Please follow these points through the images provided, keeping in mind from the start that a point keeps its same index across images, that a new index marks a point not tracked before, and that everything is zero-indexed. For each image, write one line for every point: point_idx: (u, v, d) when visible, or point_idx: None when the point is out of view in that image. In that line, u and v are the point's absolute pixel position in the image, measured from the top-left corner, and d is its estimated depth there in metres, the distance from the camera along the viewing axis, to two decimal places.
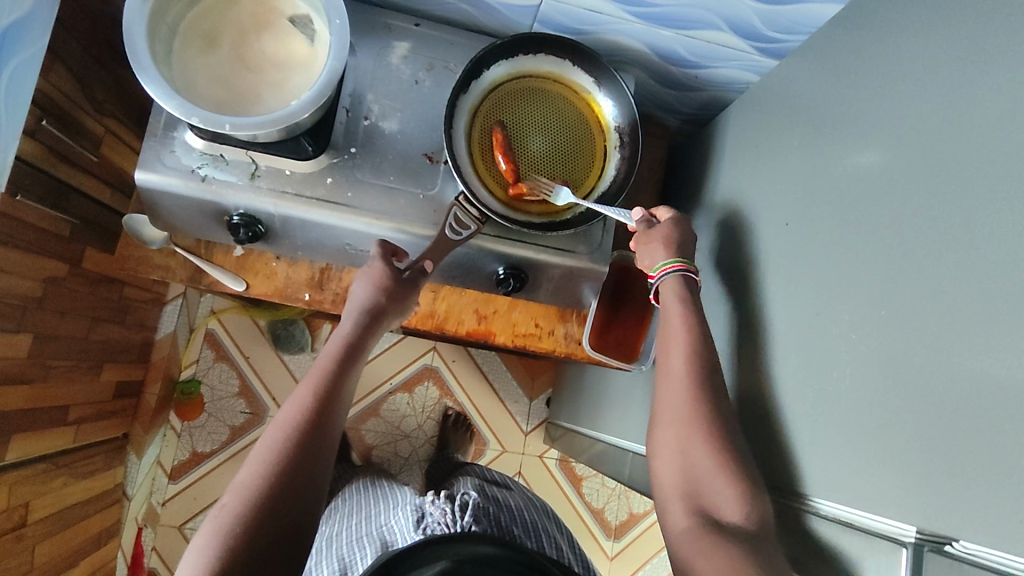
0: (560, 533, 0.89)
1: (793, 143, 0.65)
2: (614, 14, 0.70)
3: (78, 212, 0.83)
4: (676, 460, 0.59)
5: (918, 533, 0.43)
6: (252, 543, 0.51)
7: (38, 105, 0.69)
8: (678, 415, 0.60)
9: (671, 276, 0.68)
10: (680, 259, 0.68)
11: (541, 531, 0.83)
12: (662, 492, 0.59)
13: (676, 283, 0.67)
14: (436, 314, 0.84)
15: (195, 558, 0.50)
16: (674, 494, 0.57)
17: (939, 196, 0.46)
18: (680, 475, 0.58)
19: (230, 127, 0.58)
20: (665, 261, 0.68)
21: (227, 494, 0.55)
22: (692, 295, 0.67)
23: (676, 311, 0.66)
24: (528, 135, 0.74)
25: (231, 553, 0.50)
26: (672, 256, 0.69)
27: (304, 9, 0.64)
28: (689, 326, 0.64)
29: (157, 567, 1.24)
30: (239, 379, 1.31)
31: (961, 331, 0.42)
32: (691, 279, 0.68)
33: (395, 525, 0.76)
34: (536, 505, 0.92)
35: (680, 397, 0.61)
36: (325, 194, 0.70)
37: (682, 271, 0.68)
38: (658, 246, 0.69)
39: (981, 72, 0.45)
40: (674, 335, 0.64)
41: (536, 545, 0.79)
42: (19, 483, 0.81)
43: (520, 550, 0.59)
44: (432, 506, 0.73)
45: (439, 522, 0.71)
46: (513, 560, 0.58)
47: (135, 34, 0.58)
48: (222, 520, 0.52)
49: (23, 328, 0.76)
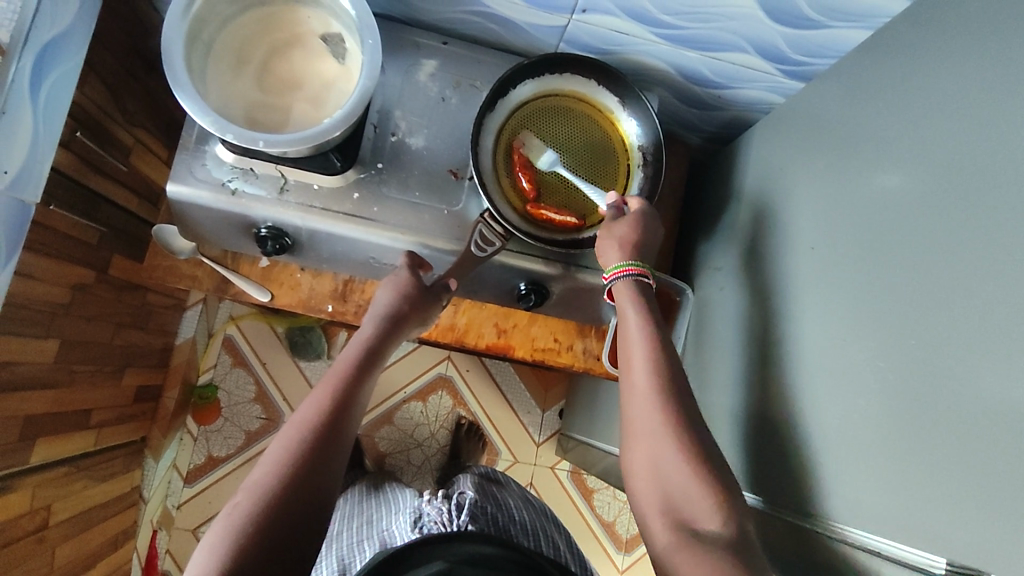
0: (557, 532, 0.90)
1: (818, 167, 0.65)
2: (639, 35, 0.71)
3: (106, 221, 0.84)
4: (649, 472, 0.57)
5: (949, 566, 0.43)
6: (264, 541, 0.51)
7: (73, 117, 0.70)
8: (646, 424, 0.59)
9: (624, 280, 0.67)
10: (635, 263, 0.68)
11: (539, 532, 0.84)
12: (642, 509, 0.57)
13: (630, 287, 0.67)
14: (456, 327, 0.85)
15: (206, 556, 0.50)
16: (653, 510, 0.56)
17: (965, 226, 0.46)
18: (652, 482, 0.57)
19: (263, 143, 0.59)
20: (616, 265, 0.68)
21: (240, 492, 0.55)
22: (648, 297, 0.67)
23: (631, 311, 0.66)
24: (552, 153, 0.75)
25: (241, 551, 0.50)
26: (626, 258, 0.68)
27: (337, 28, 0.65)
28: (648, 336, 0.64)
29: (170, 570, 1.25)
30: (255, 385, 1.32)
31: (987, 360, 0.42)
32: (646, 283, 0.68)
33: (394, 528, 0.77)
34: (533, 506, 0.92)
35: (641, 405, 0.60)
36: (351, 209, 0.71)
37: (636, 275, 0.67)
38: (612, 243, 0.69)
39: (1006, 105, 0.45)
40: (632, 342, 0.64)
41: (533, 543, 0.79)
42: (41, 486, 0.82)
43: (515, 549, 0.61)
44: (429, 506, 0.76)
45: (434, 521, 0.73)
46: (508, 559, 0.59)
47: (172, 51, 0.59)
48: (234, 518, 0.52)
49: (51, 333, 0.77)
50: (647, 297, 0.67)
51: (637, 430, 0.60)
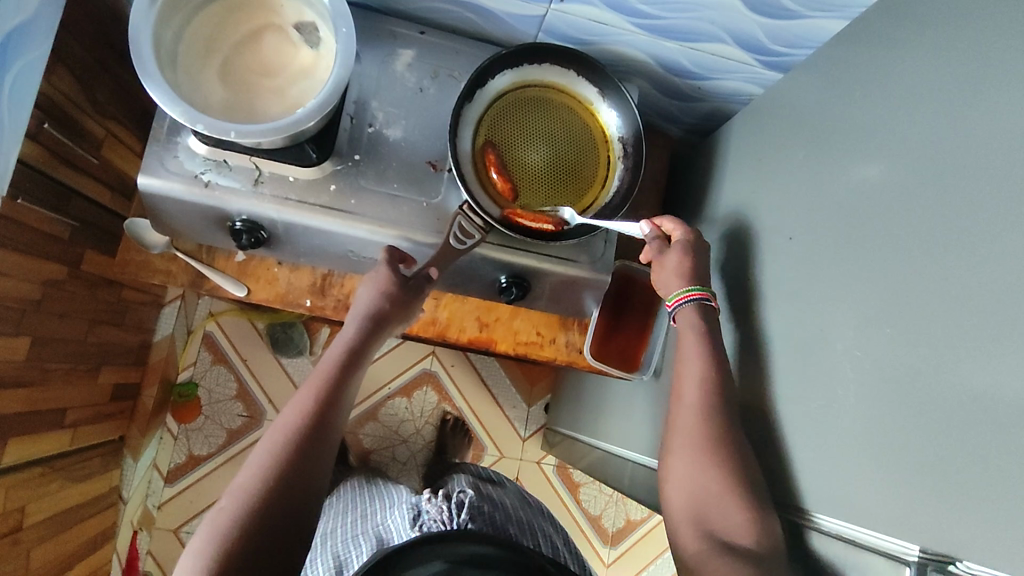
0: (555, 532, 0.88)
1: (796, 157, 0.65)
2: (618, 25, 0.70)
3: (78, 215, 0.82)
4: (685, 484, 0.59)
5: (921, 553, 0.43)
6: (251, 546, 0.51)
7: (41, 107, 0.69)
8: (689, 437, 0.61)
9: (688, 306, 0.68)
10: (699, 287, 0.68)
11: (535, 530, 0.83)
12: (671, 515, 0.60)
13: (694, 312, 0.67)
14: (437, 321, 0.84)
15: (193, 561, 0.50)
16: (683, 518, 0.58)
17: (940, 214, 0.46)
18: (686, 496, 0.59)
19: (235, 134, 0.58)
20: (681, 290, 0.68)
21: (226, 496, 0.55)
22: (706, 321, 0.67)
23: (692, 337, 0.66)
24: (532, 144, 0.74)
25: (227, 556, 0.50)
26: (690, 284, 0.68)
27: (310, 16, 0.64)
28: (703, 358, 0.64)
29: (152, 571, 1.23)
30: (237, 382, 1.31)
31: (968, 350, 0.42)
32: (708, 307, 0.68)
33: (390, 523, 0.77)
34: (529, 504, 0.92)
35: (688, 424, 0.62)
36: (327, 202, 0.70)
37: (698, 300, 0.67)
38: (672, 274, 0.69)
39: (980, 93, 0.45)
40: (686, 361, 0.65)
41: (533, 543, 0.79)
42: (14, 487, 0.80)
43: (516, 550, 0.59)
44: (428, 504, 0.74)
45: (434, 520, 0.72)
46: (512, 562, 0.57)
47: (140, 40, 0.58)
48: (218, 523, 0.52)
49: (21, 331, 0.76)
50: (702, 320, 0.67)
51: (680, 444, 0.62)
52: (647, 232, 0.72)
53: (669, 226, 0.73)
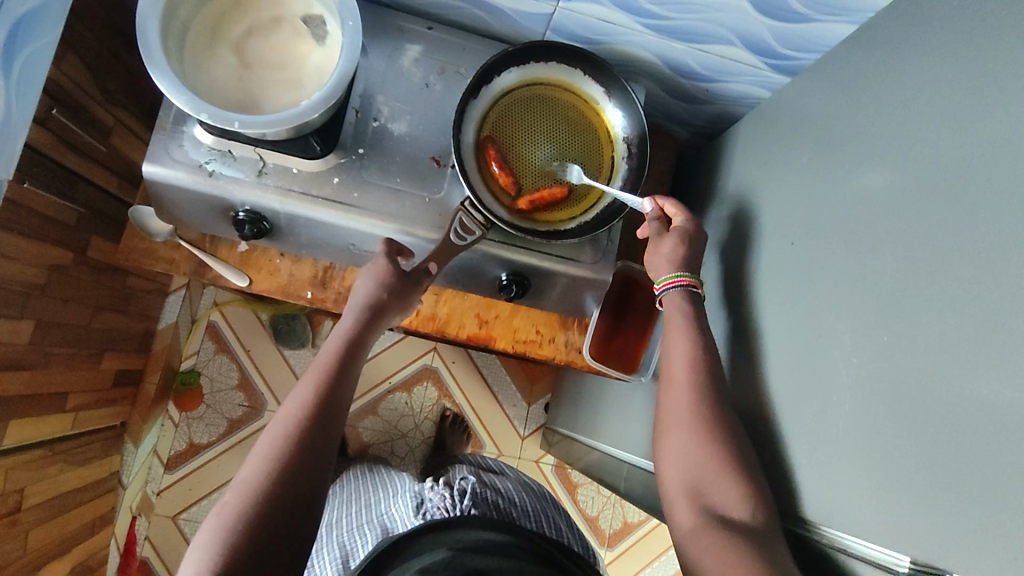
0: (559, 515, 0.88)
1: (800, 161, 0.65)
2: (626, 25, 0.70)
3: (85, 201, 0.83)
4: (678, 460, 0.59)
5: (911, 564, 0.42)
6: (257, 539, 0.51)
7: (50, 94, 0.69)
8: (680, 418, 0.60)
9: (675, 291, 0.68)
10: (686, 274, 0.69)
11: (542, 517, 0.82)
12: (667, 491, 0.59)
13: (680, 298, 0.68)
14: (436, 317, 0.84)
15: (199, 557, 0.50)
16: (680, 494, 0.57)
17: (943, 223, 0.45)
18: (680, 467, 0.58)
19: (239, 124, 0.58)
20: (669, 276, 0.69)
21: (229, 492, 0.55)
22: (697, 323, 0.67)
23: (679, 320, 0.66)
24: (535, 142, 0.74)
25: (233, 550, 0.50)
26: (677, 271, 0.69)
27: (319, 10, 0.64)
28: (694, 355, 0.64)
29: (149, 557, 1.24)
30: (239, 372, 1.31)
31: (964, 360, 0.41)
32: (695, 294, 0.68)
33: (394, 511, 0.76)
34: (531, 489, 0.91)
35: (678, 405, 0.61)
36: (330, 194, 0.70)
37: (685, 286, 0.68)
38: (661, 261, 0.70)
39: (985, 102, 0.45)
40: (676, 346, 0.65)
41: (535, 525, 0.77)
42: (15, 469, 0.81)
43: (519, 536, 0.59)
44: (431, 492, 0.72)
45: (438, 508, 0.71)
46: (518, 547, 0.58)
47: (147, 29, 0.58)
48: (223, 519, 0.52)
49: (25, 314, 0.76)
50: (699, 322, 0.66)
51: (666, 443, 0.61)
52: (648, 211, 0.73)
53: (670, 207, 0.72)
